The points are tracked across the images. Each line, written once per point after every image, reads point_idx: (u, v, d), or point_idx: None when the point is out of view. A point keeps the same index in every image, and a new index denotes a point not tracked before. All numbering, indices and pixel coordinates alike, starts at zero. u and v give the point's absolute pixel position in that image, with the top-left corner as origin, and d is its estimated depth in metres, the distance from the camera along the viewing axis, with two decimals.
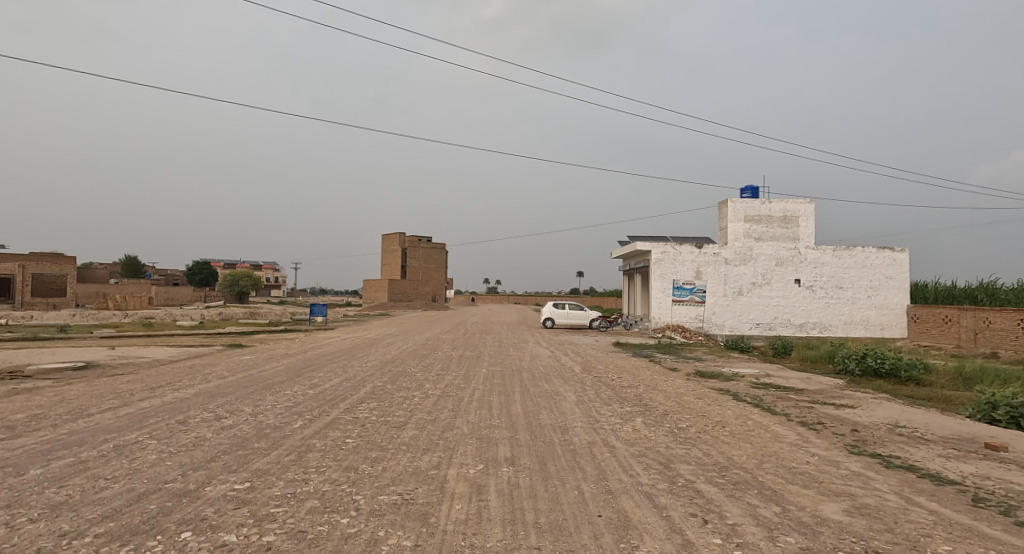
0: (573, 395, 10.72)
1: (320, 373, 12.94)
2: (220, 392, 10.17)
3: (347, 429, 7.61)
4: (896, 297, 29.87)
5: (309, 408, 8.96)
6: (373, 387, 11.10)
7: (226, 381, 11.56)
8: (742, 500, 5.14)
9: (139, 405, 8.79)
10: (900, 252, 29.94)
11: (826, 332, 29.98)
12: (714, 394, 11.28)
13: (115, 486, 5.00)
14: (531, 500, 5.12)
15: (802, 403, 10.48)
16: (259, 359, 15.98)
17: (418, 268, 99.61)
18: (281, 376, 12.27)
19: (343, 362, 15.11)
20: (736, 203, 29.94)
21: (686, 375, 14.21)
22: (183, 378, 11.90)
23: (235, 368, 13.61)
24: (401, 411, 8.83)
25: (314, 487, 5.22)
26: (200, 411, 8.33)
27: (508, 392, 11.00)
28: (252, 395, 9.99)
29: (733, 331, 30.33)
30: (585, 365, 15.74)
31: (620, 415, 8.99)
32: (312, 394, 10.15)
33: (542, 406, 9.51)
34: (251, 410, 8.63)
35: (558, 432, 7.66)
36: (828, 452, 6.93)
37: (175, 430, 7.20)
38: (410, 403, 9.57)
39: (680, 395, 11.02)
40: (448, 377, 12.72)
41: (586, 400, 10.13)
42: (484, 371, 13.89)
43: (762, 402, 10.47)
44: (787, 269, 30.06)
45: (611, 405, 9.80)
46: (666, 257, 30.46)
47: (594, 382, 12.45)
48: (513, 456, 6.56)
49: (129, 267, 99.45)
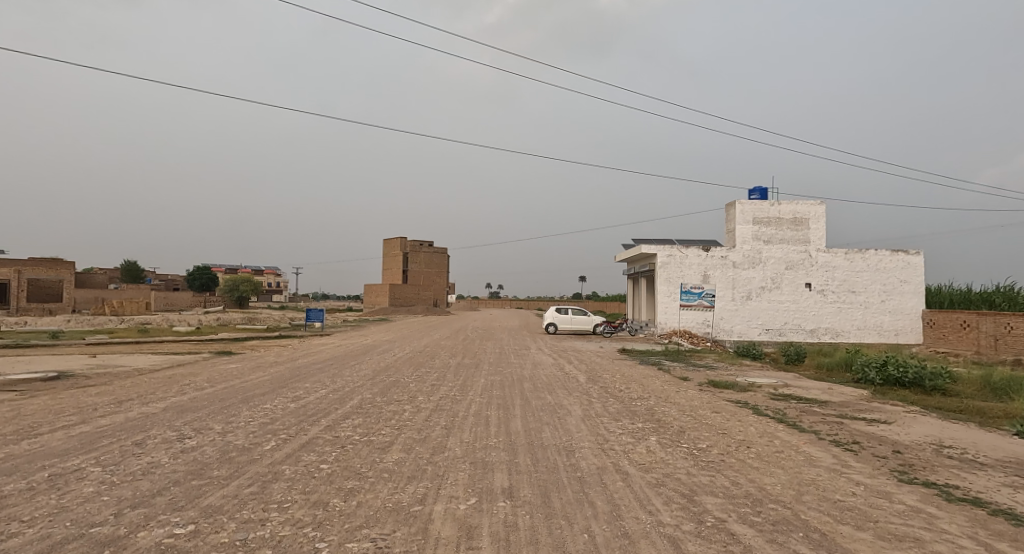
0: (578, 409, 9.82)
1: (305, 384, 12.06)
2: (194, 406, 9.34)
3: (323, 452, 6.71)
4: (911, 302, 28.85)
5: (286, 425, 8.08)
6: (360, 401, 10.22)
7: (203, 393, 10.69)
8: (787, 548, 4.22)
9: (98, 423, 7.92)
10: (914, 255, 28.93)
11: (838, 338, 28.97)
12: (731, 408, 10.37)
13: (26, 532, 4.12)
14: (531, 548, 4.21)
15: (831, 418, 9.55)
16: (245, 367, 15.12)
17: (419, 272, 98.72)
18: (264, 388, 11.40)
19: (334, 371, 14.22)
20: (745, 205, 29.00)
21: (697, 385, 13.31)
22: (158, 390, 11.03)
23: (217, 379, 12.74)
24: (387, 429, 7.94)
25: (270, 531, 4.33)
26: (163, 431, 7.45)
27: (507, 405, 10.10)
28: (226, 410, 9.11)
29: (742, 336, 29.34)
30: (590, 375, 14.80)
31: (631, 433, 8.08)
32: (292, 409, 9.26)
33: (544, 423, 8.60)
34: (220, 428, 7.75)
35: (562, 455, 6.77)
36: (876, 481, 6.00)
37: (128, 455, 6.32)
38: (398, 419, 8.68)
39: (695, 409, 10.09)
40: (443, 388, 11.84)
41: (592, 416, 9.23)
42: (482, 381, 13.00)
43: (785, 417, 9.56)
44: (797, 273, 29.12)
45: (621, 421, 8.90)
46: (672, 261, 29.59)
47: (601, 394, 11.52)
48: (512, 486, 5.66)
49: (129, 272, 99.00)
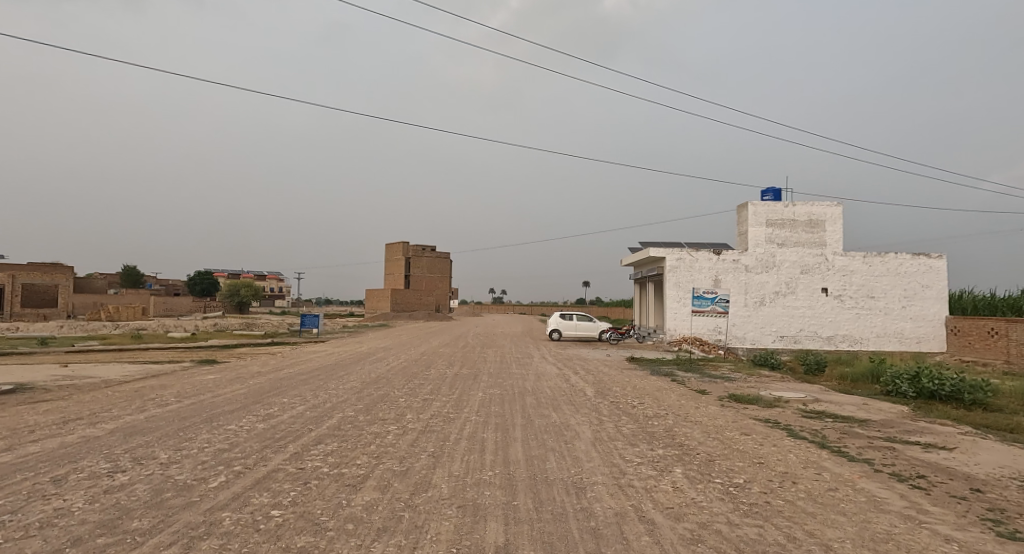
0: (588, 430, 8.59)
1: (284, 399, 10.89)
2: (147, 428, 8.13)
3: (279, 492, 5.52)
4: (933, 308, 27.46)
5: (246, 453, 6.89)
6: (340, 420, 9.01)
7: (165, 410, 9.49)
8: None
9: (23, 450, 6.73)
10: (936, 259, 27.55)
11: (856, 346, 27.62)
12: (762, 429, 9.13)
13: None
14: None
15: (879, 442, 8.28)
16: (223, 379, 13.94)
17: (421, 277, 97.75)
18: (235, 404, 10.20)
19: (318, 383, 13.01)
20: (758, 207, 27.75)
21: (717, 400, 12.04)
22: (117, 406, 9.86)
23: (187, 393, 11.54)
24: (363, 460, 6.72)
25: None
26: (95, 462, 6.24)
27: (507, 425, 8.89)
28: (182, 432, 7.91)
29: (755, 344, 28.04)
30: (599, 387, 13.52)
31: (652, 463, 6.86)
32: (259, 431, 8.05)
33: (549, 449, 7.38)
34: (166, 457, 6.56)
35: (572, 497, 5.53)
36: (970, 537, 4.71)
37: (34, 497, 5.09)
38: (379, 445, 7.47)
39: (721, 431, 8.84)
40: (436, 404, 10.68)
41: (604, 439, 8.00)
42: (480, 395, 11.80)
43: (827, 441, 8.29)
44: (813, 277, 27.80)
45: (637, 447, 7.67)
46: (681, 265, 28.49)
47: (613, 411, 10.27)
48: (507, 544, 4.42)
49: (130, 278, 98.68)
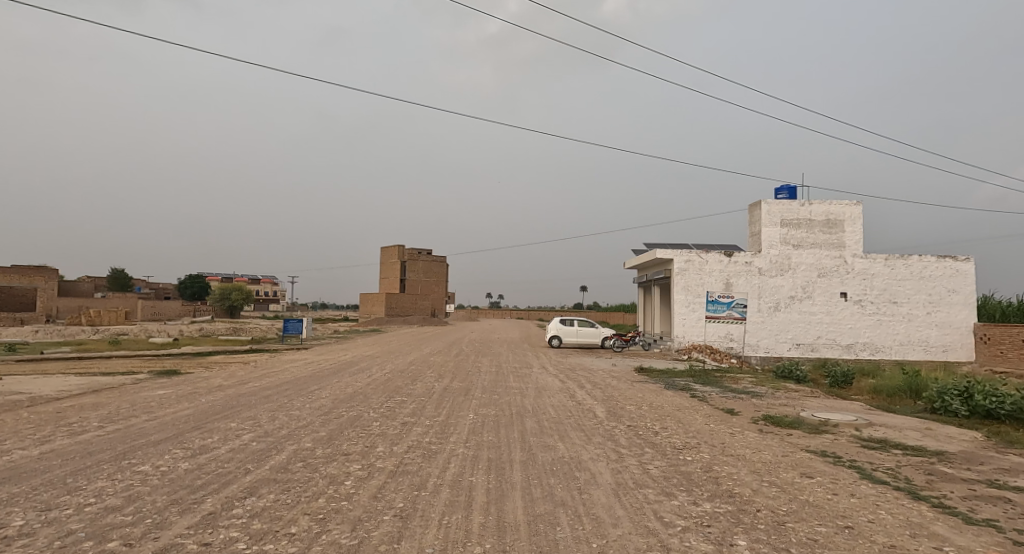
0: (606, 472, 6.66)
1: (231, 424, 8.93)
2: (30, 471, 6.17)
3: None
4: (961, 314, 25.62)
5: (138, 516, 4.91)
6: (290, 457, 7.05)
7: (73, 442, 7.54)
8: None
9: None
10: (964, 262, 25.72)
11: (878, 354, 25.82)
12: (824, 467, 7.24)
13: None
14: None
15: (988, 491, 6.32)
16: (173, 394, 12.04)
17: (418, 281, 95.83)
18: (166, 433, 8.24)
19: (281, 402, 11.07)
20: (771, 206, 25.98)
21: (753, 424, 10.13)
22: (17, 435, 7.89)
23: (119, 415, 9.59)
24: (298, 528, 4.76)
25: None
26: None
27: (502, 465, 6.92)
28: (70, 479, 5.92)
29: (770, 352, 26.20)
30: (609, 407, 11.62)
31: (706, 531, 4.91)
32: (175, 477, 6.08)
33: (560, 506, 5.46)
34: (14, 526, 4.58)
35: None
36: None
37: None
38: (331, 498, 5.54)
39: (778, 473, 6.91)
40: (417, 430, 8.77)
41: (631, 488, 6.05)
42: (470, 418, 9.85)
43: (921, 489, 6.34)
44: (831, 281, 26.03)
45: (678, 499, 5.75)
46: (690, 267, 26.66)
47: (632, 442, 8.34)
48: None
49: (118, 280, 96.53)
